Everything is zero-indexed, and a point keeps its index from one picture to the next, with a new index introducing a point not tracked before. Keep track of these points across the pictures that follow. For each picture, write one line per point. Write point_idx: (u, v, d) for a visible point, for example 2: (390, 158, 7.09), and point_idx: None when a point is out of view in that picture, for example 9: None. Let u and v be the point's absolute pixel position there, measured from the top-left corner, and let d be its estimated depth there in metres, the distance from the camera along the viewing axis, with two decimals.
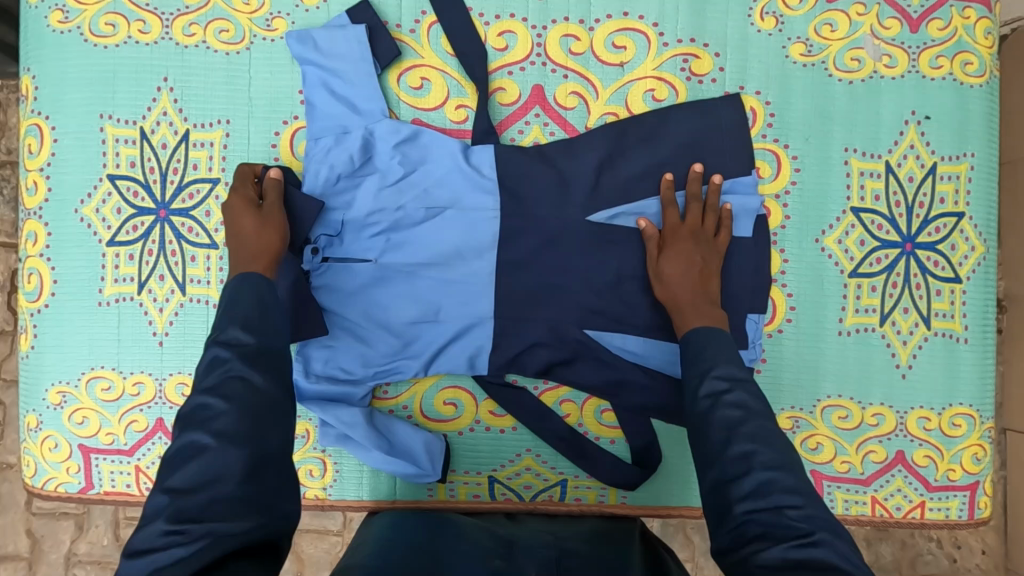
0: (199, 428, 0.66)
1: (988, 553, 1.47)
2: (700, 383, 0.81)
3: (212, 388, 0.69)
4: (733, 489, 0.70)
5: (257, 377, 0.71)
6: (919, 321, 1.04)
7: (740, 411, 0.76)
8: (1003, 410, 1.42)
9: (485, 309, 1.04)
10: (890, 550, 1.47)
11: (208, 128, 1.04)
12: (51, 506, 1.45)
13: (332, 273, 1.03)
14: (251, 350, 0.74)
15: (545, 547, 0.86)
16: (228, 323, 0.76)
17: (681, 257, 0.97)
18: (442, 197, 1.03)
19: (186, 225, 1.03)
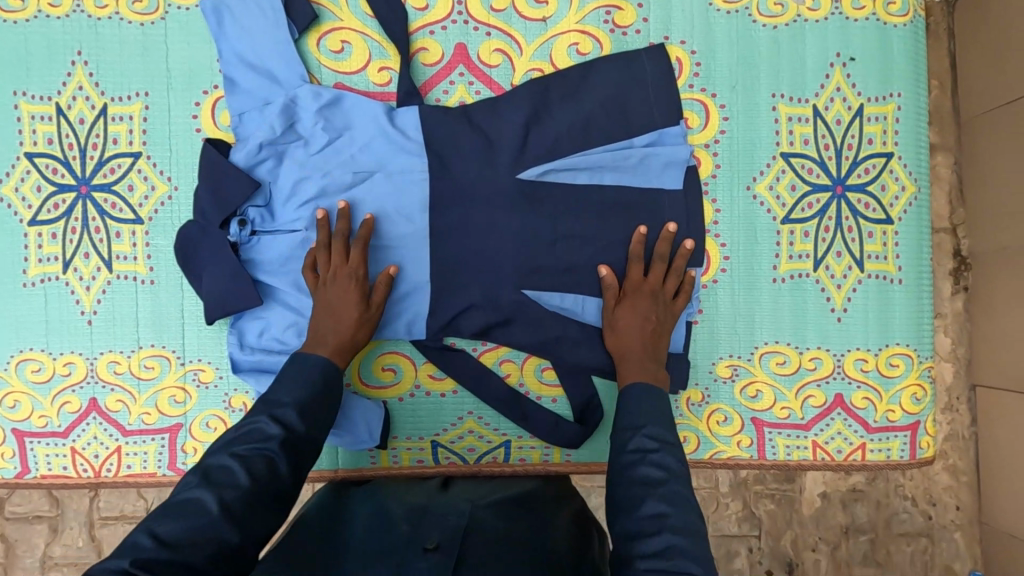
0: (210, 490, 0.70)
1: (963, 508, 1.47)
2: (631, 437, 0.82)
3: (241, 455, 0.75)
4: (638, 546, 0.71)
5: (284, 467, 0.76)
6: (853, 264, 1.04)
7: (662, 472, 0.78)
8: (972, 367, 1.45)
9: (418, 273, 1.03)
10: (865, 510, 1.47)
11: (126, 101, 1.02)
12: (22, 511, 1.46)
13: (262, 247, 1.01)
14: (290, 439, 0.79)
15: (456, 515, 0.85)
16: (287, 400, 0.83)
17: (634, 313, 0.97)
18: (368, 162, 1.02)
19: (108, 200, 1.02)
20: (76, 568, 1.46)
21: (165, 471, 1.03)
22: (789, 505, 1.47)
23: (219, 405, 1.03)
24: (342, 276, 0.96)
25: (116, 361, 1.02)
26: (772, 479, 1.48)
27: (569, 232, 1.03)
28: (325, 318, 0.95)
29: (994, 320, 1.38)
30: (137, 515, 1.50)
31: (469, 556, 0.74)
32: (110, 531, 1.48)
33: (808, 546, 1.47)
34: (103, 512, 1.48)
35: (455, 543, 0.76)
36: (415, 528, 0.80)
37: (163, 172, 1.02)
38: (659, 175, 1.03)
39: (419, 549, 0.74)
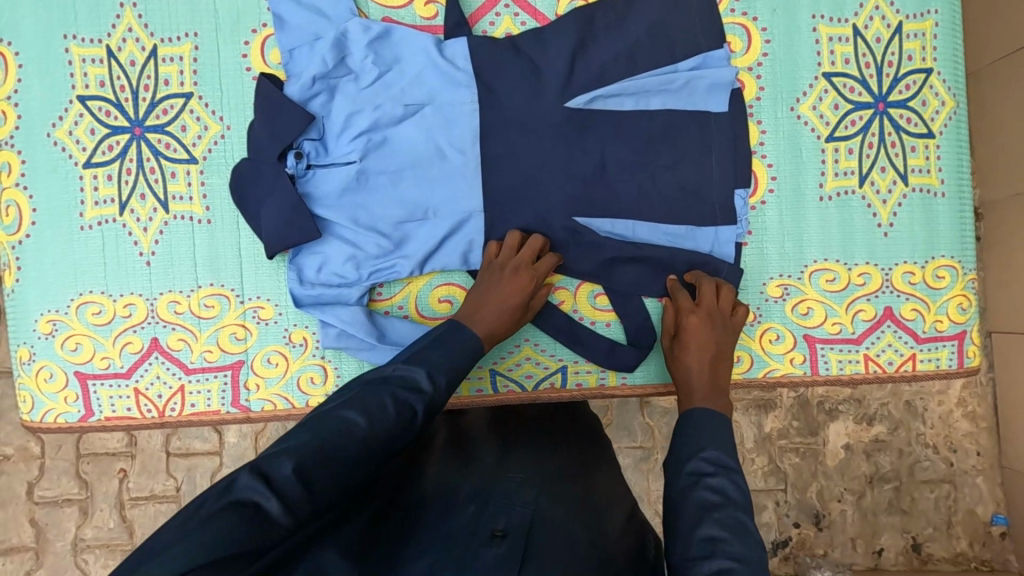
0: (363, 418, 0.69)
1: (983, 454, 1.57)
2: (687, 459, 0.81)
3: (396, 399, 0.73)
4: (693, 567, 0.68)
5: (422, 421, 0.74)
6: (897, 179, 1.06)
7: (718, 497, 0.76)
8: (987, 315, 1.53)
9: (473, 202, 1.04)
10: (888, 459, 1.55)
11: (176, 42, 1.02)
12: (54, 494, 1.54)
13: (317, 180, 1.02)
14: (437, 396, 0.77)
15: (523, 500, 0.75)
16: (439, 363, 0.80)
17: (692, 343, 0.98)
18: (420, 94, 1.03)
19: (162, 141, 1.02)
20: (110, 548, 1.54)
21: (229, 409, 1.04)
22: (813, 457, 1.55)
23: (280, 340, 1.04)
24: (523, 270, 0.98)
25: (176, 301, 1.03)
26: (797, 434, 1.56)
27: (621, 158, 1.05)
28: (493, 302, 0.95)
29: (1008, 263, 1.46)
30: (166, 494, 1.55)
31: (533, 556, 0.67)
32: (140, 512, 1.54)
33: (835, 497, 1.56)
34: (133, 492, 1.55)
35: (522, 534, 0.69)
36: (481, 509, 0.72)
37: (215, 112, 1.03)
38: (705, 99, 1.05)
39: (486, 535, 0.68)
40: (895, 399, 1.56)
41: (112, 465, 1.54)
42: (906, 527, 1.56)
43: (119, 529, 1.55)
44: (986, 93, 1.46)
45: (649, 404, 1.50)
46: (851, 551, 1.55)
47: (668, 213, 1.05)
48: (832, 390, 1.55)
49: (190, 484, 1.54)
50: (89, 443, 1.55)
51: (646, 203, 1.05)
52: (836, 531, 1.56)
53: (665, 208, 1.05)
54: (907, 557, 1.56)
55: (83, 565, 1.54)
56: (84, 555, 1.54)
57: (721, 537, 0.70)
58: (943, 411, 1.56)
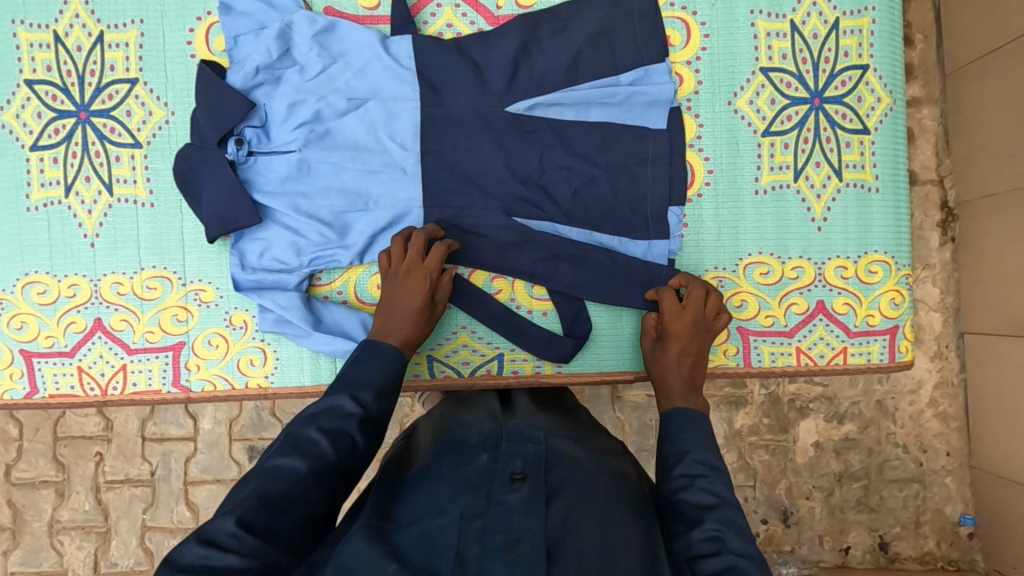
0: (300, 459, 0.74)
1: (953, 454, 1.57)
2: (678, 462, 0.86)
3: (326, 432, 0.77)
4: (701, 564, 0.73)
5: (361, 444, 0.79)
6: (831, 174, 1.07)
7: (711, 497, 0.80)
8: (962, 315, 1.53)
9: (412, 194, 1.06)
10: (858, 457, 1.57)
11: (122, 28, 1.05)
12: (31, 476, 1.58)
13: (258, 167, 1.05)
14: (371, 415, 0.82)
15: (534, 440, 0.85)
16: (366, 383, 0.84)
17: (673, 346, 1.00)
18: (361, 87, 1.05)
19: (107, 125, 1.05)
20: (85, 530, 1.58)
21: (170, 388, 1.06)
22: (783, 454, 1.57)
23: (220, 323, 1.07)
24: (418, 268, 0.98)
25: (119, 282, 1.05)
26: (767, 430, 1.57)
27: (564, 155, 1.07)
28: (400, 312, 0.95)
29: (983, 263, 1.47)
30: (141, 478, 1.58)
31: (556, 490, 0.76)
32: (115, 494, 1.58)
33: (803, 494, 1.57)
34: (109, 476, 1.58)
35: (541, 473, 0.79)
36: (495, 455, 0.82)
37: (159, 98, 1.05)
38: (643, 114, 1.08)
39: (507, 478, 0.77)
40: (866, 398, 1.57)
41: (89, 447, 1.58)
42: (874, 525, 1.57)
43: (95, 511, 1.58)
44: (965, 93, 1.47)
45: (620, 399, 1.56)
46: (818, 547, 1.57)
47: (606, 211, 1.08)
48: (803, 388, 1.57)
49: (164, 469, 1.57)
50: (67, 426, 1.58)
51: (585, 202, 1.08)
52: (803, 528, 1.57)
53: (602, 215, 1.08)
54: (874, 555, 1.58)
55: (59, 546, 1.58)
56: (60, 536, 1.57)
57: (722, 531, 0.76)
58: (914, 410, 1.57)
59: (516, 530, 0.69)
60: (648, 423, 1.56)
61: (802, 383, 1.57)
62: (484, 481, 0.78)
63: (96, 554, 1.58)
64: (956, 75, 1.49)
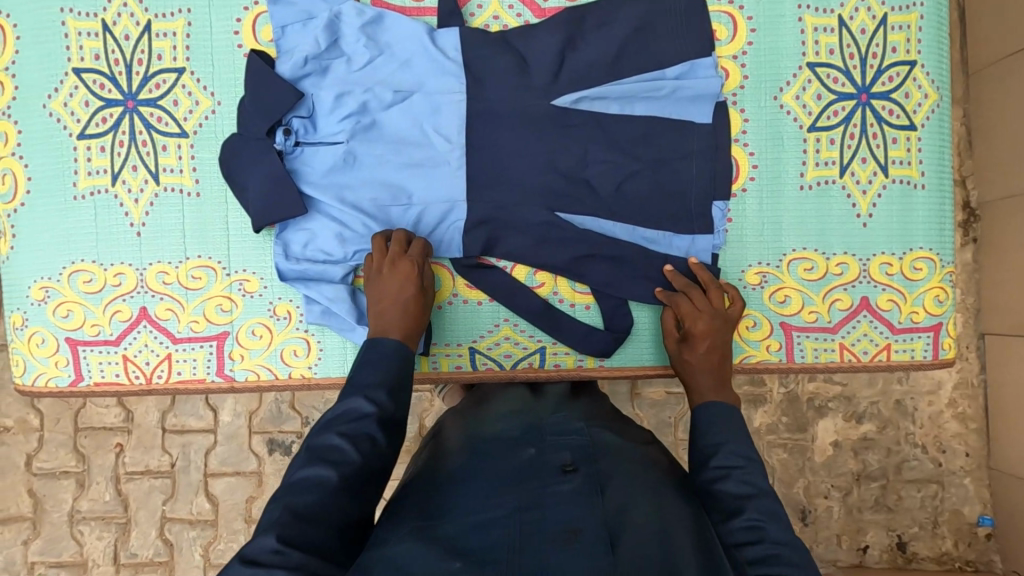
0: (324, 467, 0.73)
1: (972, 454, 1.57)
2: (714, 454, 0.85)
3: (346, 436, 0.77)
4: (742, 553, 0.74)
5: (382, 441, 0.78)
6: (877, 170, 1.07)
7: (749, 489, 0.80)
8: (982, 316, 1.53)
9: (456, 188, 1.06)
10: (876, 457, 1.57)
11: (169, 17, 1.04)
12: (52, 466, 1.58)
13: (305, 158, 1.05)
14: (387, 413, 0.81)
15: (575, 432, 0.88)
16: (375, 380, 0.83)
17: (699, 346, 0.98)
18: (408, 80, 1.05)
19: (154, 114, 1.05)
20: (105, 520, 1.58)
21: (214, 377, 1.07)
22: (800, 452, 1.57)
23: (264, 313, 1.07)
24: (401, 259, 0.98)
25: (164, 272, 1.05)
26: (785, 429, 1.58)
27: (605, 151, 1.06)
28: (388, 307, 0.94)
29: (1005, 264, 1.46)
30: (161, 469, 1.58)
31: (608, 479, 0.78)
32: (135, 485, 1.58)
33: (820, 493, 1.57)
34: (129, 466, 1.58)
35: (590, 463, 0.80)
36: (541, 448, 0.84)
37: (206, 87, 1.05)
38: (688, 108, 1.07)
39: (558, 469, 0.79)
40: (884, 398, 1.57)
41: (109, 439, 1.58)
42: (891, 525, 1.57)
43: (115, 502, 1.58)
44: (986, 94, 1.47)
45: (639, 396, 1.56)
46: (834, 546, 1.58)
47: (649, 208, 1.06)
48: (822, 387, 1.57)
49: (184, 460, 1.57)
50: (87, 417, 1.58)
51: (627, 197, 1.06)
52: (820, 527, 1.58)
53: (643, 212, 1.06)
54: (891, 554, 1.58)
55: (79, 536, 1.58)
56: (80, 526, 1.58)
57: (761, 521, 0.76)
58: (933, 411, 1.57)
59: (575, 520, 0.70)
60: (666, 420, 1.56)
61: (821, 382, 1.57)
62: (535, 471, 0.80)
63: (116, 544, 1.58)
64: (977, 75, 1.49)
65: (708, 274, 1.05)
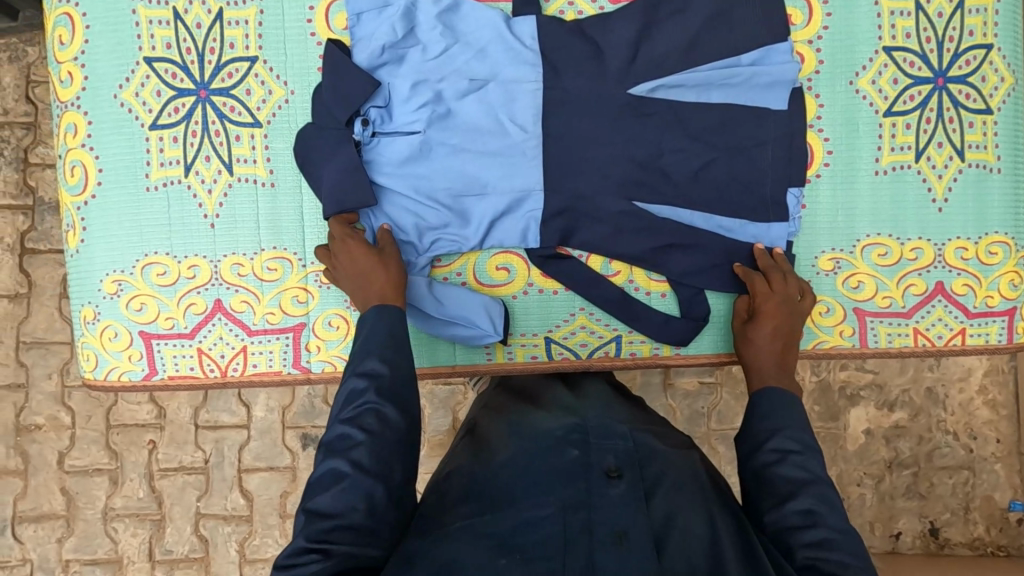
0: (339, 457, 0.75)
1: (1002, 440, 1.58)
2: (770, 438, 0.85)
3: (349, 419, 0.78)
4: (796, 536, 0.75)
5: (386, 412, 0.78)
6: (953, 154, 1.07)
7: (805, 474, 0.80)
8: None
9: (532, 177, 1.05)
10: (908, 445, 1.57)
11: (241, 6, 1.03)
12: (84, 464, 1.56)
13: (379, 148, 1.03)
14: (384, 383, 0.81)
15: (620, 435, 0.85)
16: (366, 355, 0.84)
17: (762, 326, 0.99)
18: (485, 69, 1.04)
19: (227, 104, 1.03)
20: (139, 517, 1.57)
21: (291, 369, 1.06)
22: (833, 441, 1.58)
23: (340, 304, 1.05)
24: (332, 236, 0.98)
25: (239, 264, 1.05)
26: (817, 418, 1.58)
27: (678, 140, 1.05)
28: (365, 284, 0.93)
29: None
30: (195, 465, 1.57)
31: (652, 487, 0.76)
32: (169, 482, 1.57)
33: (853, 481, 1.58)
34: (162, 463, 1.57)
35: (635, 469, 0.78)
36: (585, 449, 0.81)
37: (278, 76, 1.04)
38: (764, 95, 1.06)
39: (602, 474, 0.77)
40: (915, 385, 1.58)
41: (142, 436, 1.56)
42: (924, 511, 1.58)
43: (149, 498, 1.57)
44: None
45: (671, 386, 1.55)
46: (869, 533, 1.59)
47: (722, 197, 1.06)
48: (853, 375, 1.57)
49: (218, 456, 1.56)
50: (120, 414, 1.57)
51: (704, 184, 1.06)
52: (853, 514, 1.59)
53: (722, 200, 1.06)
54: (923, 540, 1.59)
55: (114, 533, 1.57)
56: (115, 524, 1.57)
57: (815, 508, 0.76)
58: (964, 398, 1.58)
59: (622, 524, 0.69)
60: (699, 411, 1.55)
61: (852, 370, 1.58)
62: (579, 472, 0.77)
63: (151, 541, 1.57)
64: None
65: (787, 260, 1.05)
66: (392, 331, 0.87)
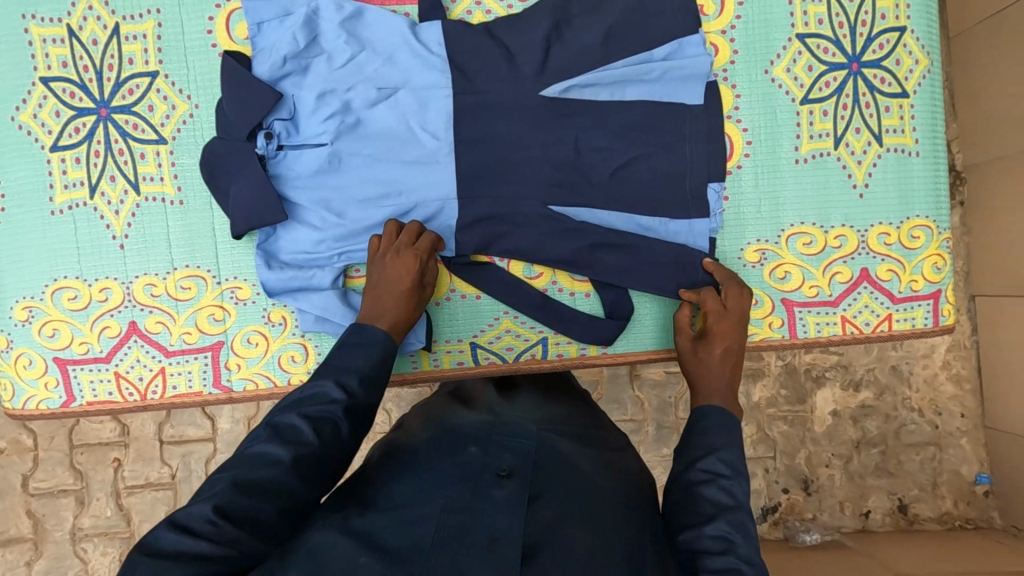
0: (282, 447, 0.71)
1: (967, 415, 1.58)
2: (703, 456, 0.83)
3: (308, 417, 0.75)
4: (705, 560, 0.73)
5: (344, 433, 0.76)
6: (871, 140, 1.06)
7: (729, 499, 0.79)
8: (970, 278, 1.54)
9: (448, 185, 1.03)
10: (875, 424, 1.58)
11: (138, 19, 1.00)
12: (49, 485, 1.54)
13: (288, 162, 1.01)
14: (356, 405, 0.79)
15: (529, 435, 0.84)
16: (351, 368, 0.81)
17: (715, 345, 0.98)
18: (393, 77, 1.02)
19: (129, 121, 1.01)
20: (109, 536, 1.55)
21: (211, 389, 1.05)
22: (801, 424, 1.58)
23: (259, 320, 1.04)
24: (384, 249, 0.97)
25: (152, 284, 1.03)
26: (785, 402, 1.57)
27: (595, 140, 1.04)
28: (385, 295, 0.93)
29: (993, 226, 1.46)
30: (162, 481, 1.55)
31: (541, 490, 0.74)
32: (137, 499, 1.55)
33: (823, 462, 1.58)
34: (129, 481, 1.55)
35: (529, 470, 0.77)
36: (485, 447, 0.80)
37: (181, 90, 1.01)
38: (681, 89, 1.05)
39: (494, 474, 0.76)
40: (880, 364, 1.57)
41: (107, 454, 1.54)
42: (893, 489, 1.58)
43: (117, 516, 1.55)
44: (970, 58, 1.46)
45: (638, 377, 1.55)
46: (839, 513, 1.58)
47: (642, 195, 1.05)
48: (818, 358, 1.57)
49: (185, 470, 1.54)
50: (83, 433, 1.54)
51: (624, 183, 1.05)
52: (824, 495, 1.58)
53: (643, 197, 1.05)
54: (893, 517, 1.59)
55: (83, 553, 1.55)
56: (84, 544, 1.54)
57: (731, 534, 0.75)
58: (928, 374, 1.58)
59: (497, 528, 0.68)
60: (667, 401, 1.54)
61: (817, 352, 1.57)
62: (472, 472, 0.76)
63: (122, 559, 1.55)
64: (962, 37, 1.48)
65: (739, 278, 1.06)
66: (383, 357, 0.85)
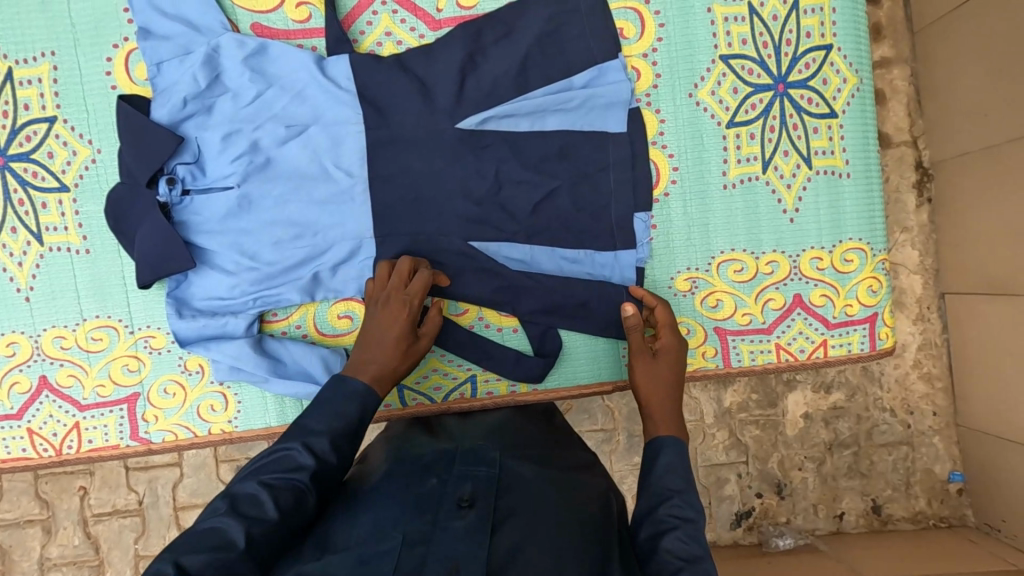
0: (238, 522, 0.65)
1: (939, 414, 1.48)
2: (668, 500, 0.76)
3: (271, 486, 0.69)
4: None
5: (307, 502, 0.71)
6: (800, 162, 1.03)
7: (695, 547, 0.70)
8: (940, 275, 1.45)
9: (364, 225, 1.00)
10: (847, 425, 1.48)
11: (33, 63, 0.96)
12: (14, 515, 1.44)
13: (196, 207, 0.98)
14: (321, 471, 0.74)
15: (487, 461, 0.78)
16: (320, 428, 0.77)
17: (668, 365, 0.93)
18: (302, 114, 0.99)
19: (29, 169, 0.97)
20: (77, 566, 1.44)
21: (129, 442, 1.02)
22: (773, 428, 1.47)
23: (175, 369, 1.01)
24: (377, 295, 0.92)
25: (61, 336, 0.99)
26: (756, 406, 1.48)
27: (513, 172, 1.00)
28: (376, 342, 0.88)
29: (961, 221, 1.37)
30: (129, 507, 1.44)
31: (505, 517, 0.69)
32: (104, 527, 1.44)
33: (795, 465, 1.48)
34: (95, 509, 1.44)
35: (490, 497, 0.71)
36: (445, 478, 0.75)
37: (82, 135, 0.98)
38: (602, 117, 1.01)
39: (454, 504, 0.70)
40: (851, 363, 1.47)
41: (72, 481, 1.43)
42: (866, 489, 1.48)
43: (85, 545, 1.44)
44: (934, 52, 1.37)
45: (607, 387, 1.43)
46: (813, 516, 1.48)
47: (565, 228, 1.02)
48: None
49: (152, 497, 1.43)
50: None
51: (547, 216, 1.01)
52: (797, 499, 1.48)
53: (567, 229, 1.02)
54: (868, 519, 1.49)
55: None
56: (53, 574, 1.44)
57: None
58: (900, 373, 1.48)
59: (457, 557, 0.63)
60: (637, 408, 1.43)
61: None
62: (430, 504, 0.70)
63: None
64: (925, 31, 1.38)
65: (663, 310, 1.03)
66: (362, 414, 0.81)
